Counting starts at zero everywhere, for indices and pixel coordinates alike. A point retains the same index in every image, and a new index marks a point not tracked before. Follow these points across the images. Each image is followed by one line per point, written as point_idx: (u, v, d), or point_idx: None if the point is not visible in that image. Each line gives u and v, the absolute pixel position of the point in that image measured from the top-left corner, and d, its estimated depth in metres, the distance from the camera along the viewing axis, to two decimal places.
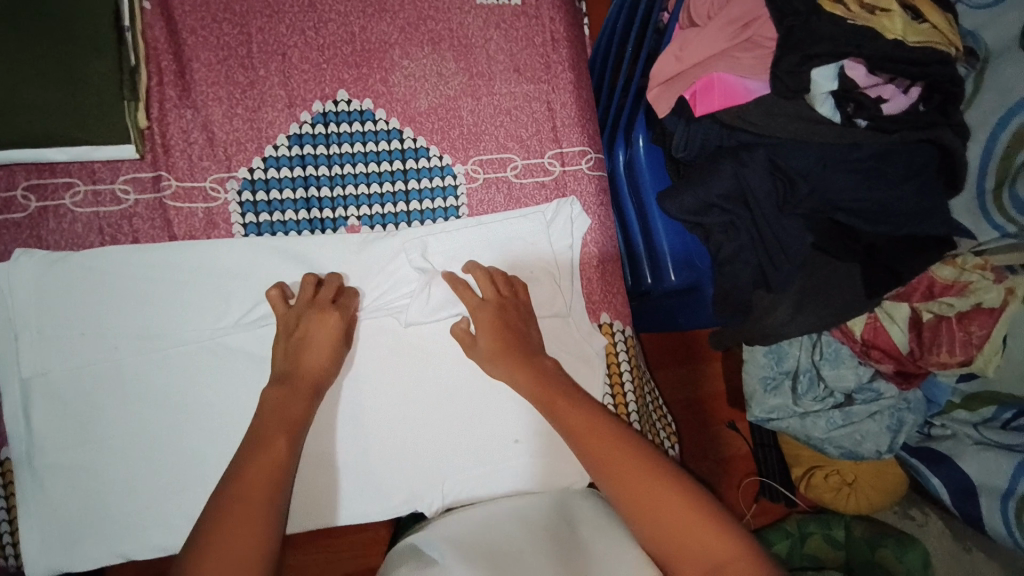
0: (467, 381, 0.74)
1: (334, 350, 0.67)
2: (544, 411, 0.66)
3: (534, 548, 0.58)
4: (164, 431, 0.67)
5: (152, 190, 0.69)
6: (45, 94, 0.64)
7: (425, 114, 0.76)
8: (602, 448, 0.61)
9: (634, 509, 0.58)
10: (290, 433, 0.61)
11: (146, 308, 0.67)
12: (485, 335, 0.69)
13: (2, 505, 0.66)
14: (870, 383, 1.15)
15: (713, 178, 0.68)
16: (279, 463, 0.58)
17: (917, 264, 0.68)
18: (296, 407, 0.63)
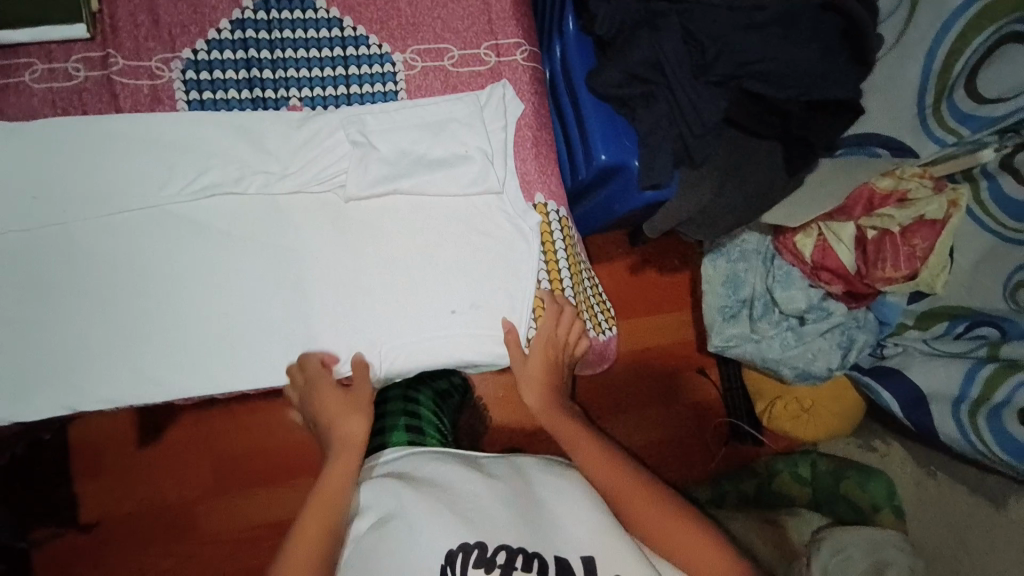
0: (406, 251, 0.77)
1: (346, 418, 0.72)
2: (566, 450, 0.74)
3: (496, 502, 0.63)
4: (112, 291, 0.71)
5: (101, 67, 0.73)
6: None
7: (365, 5, 0.80)
8: (614, 477, 0.70)
9: (651, 536, 0.65)
10: (327, 508, 0.65)
11: (91, 177, 0.71)
12: (536, 362, 0.77)
13: None
14: (820, 303, 1.28)
15: (632, 48, 0.72)
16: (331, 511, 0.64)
17: (821, 127, 0.75)
18: (336, 474, 0.68)
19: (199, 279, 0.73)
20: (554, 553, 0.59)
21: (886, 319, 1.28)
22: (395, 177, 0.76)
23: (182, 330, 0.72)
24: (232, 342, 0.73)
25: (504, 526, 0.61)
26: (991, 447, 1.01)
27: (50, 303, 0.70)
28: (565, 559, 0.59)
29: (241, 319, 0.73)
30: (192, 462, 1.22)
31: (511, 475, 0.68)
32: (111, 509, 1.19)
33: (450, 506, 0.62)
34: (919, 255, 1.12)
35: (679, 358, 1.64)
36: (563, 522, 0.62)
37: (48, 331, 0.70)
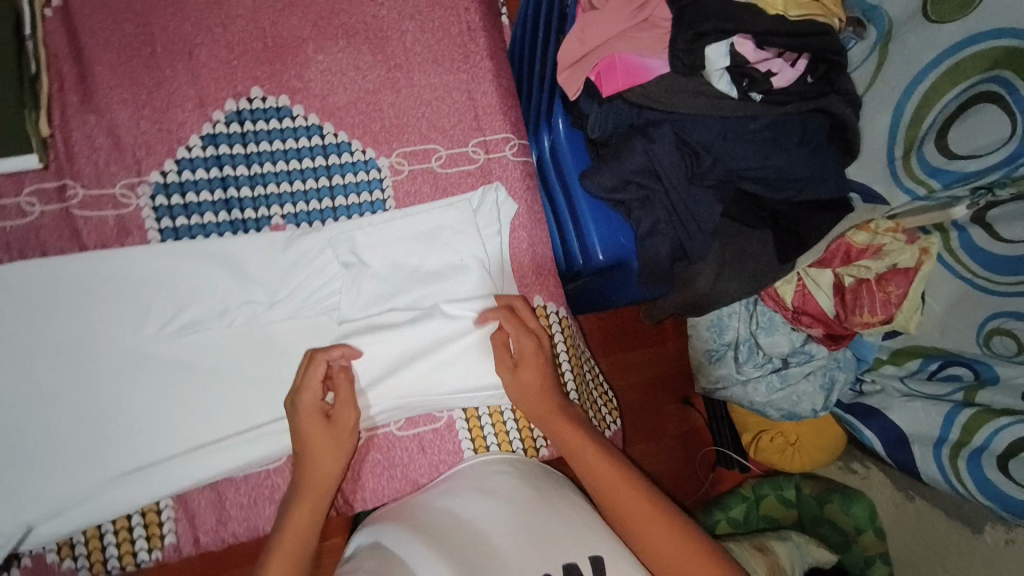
0: (393, 350, 0.73)
1: (347, 408, 0.66)
2: (567, 456, 0.70)
3: (503, 533, 0.58)
4: (79, 442, 0.65)
5: (58, 200, 0.67)
6: None
7: (345, 108, 0.76)
8: (615, 493, 0.66)
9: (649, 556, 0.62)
10: (317, 498, 0.64)
11: (55, 323, 0.65)
12: (527, 360, 0.71)
13: None
14: (803, 347, 1.25)
15: (626, 156, 0.70)
16: (300, 560, 0.60)
17: (816, 225, 0.75)
18: (326, 466, 0.65)
19: (191, 417, 0.68)
20: (560, 565, 0.54)
21: (862, 356, 1.27)
22: (384, 293, 0.74)
23: (172, 478, 0.66)
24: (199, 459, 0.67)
25: (517, 557, 0.54)
26: (974, 493, 1.01)
27: (12, 475, 0.62)
28: (574, 566, 0.55)
29: (224, 442, 0.68)
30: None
31: (526, 501, 0.63)
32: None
33: (454, 542, 0.58)
34: (894, 301, 1.05)
35: (661, 395, 1.61)
36: (565, 542, 0.57)
37: (9, 504, 0.62)
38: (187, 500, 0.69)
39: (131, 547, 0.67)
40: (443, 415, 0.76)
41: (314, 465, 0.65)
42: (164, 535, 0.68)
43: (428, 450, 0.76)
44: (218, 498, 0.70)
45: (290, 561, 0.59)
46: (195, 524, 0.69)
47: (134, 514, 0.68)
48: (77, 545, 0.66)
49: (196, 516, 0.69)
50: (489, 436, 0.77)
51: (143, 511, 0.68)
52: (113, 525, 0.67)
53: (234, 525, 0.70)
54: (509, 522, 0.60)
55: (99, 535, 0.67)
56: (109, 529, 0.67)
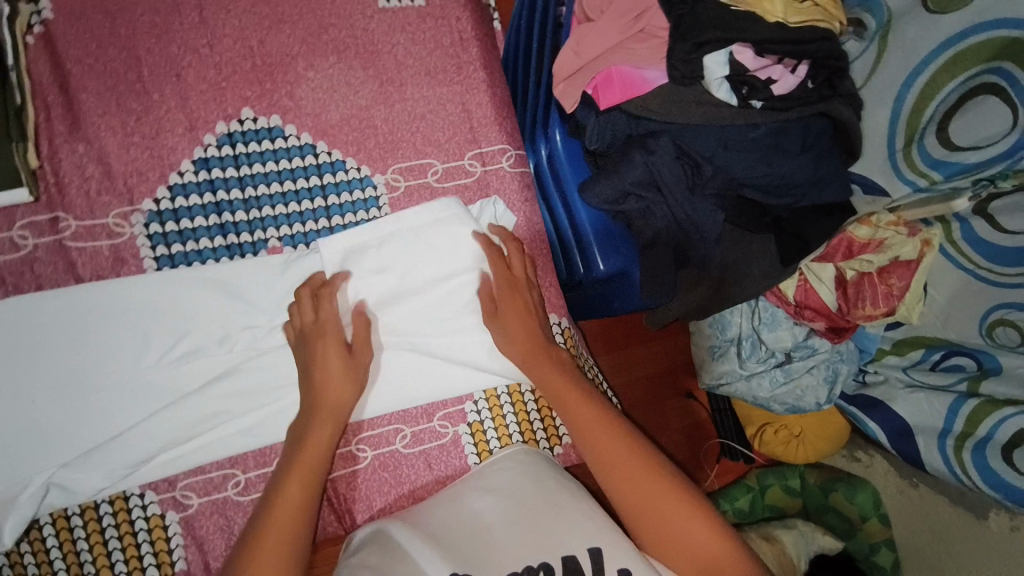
0: (391, 306, 0.74)
1: (357, 342, 0.68)
2: (555, 405, 0.71)
3: (506, 525, 0.61)
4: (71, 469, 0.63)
5: (51, 233, 0.66)
6: None
7: (338, 126, 0.74)
8: (601, 444, 0.68)
9: (630, 505, 0.64)
10: (332, 425, 0.65)
11: (53, 354, 0.64)
12: (511, 309, 0.74)
13: None
14: (806, 341, 1.22)
15: (626, 167, 0.69)
16: (319, 464, 0.63)
17: (819, 228, 0.74)
18: (337, 392, 0.66)
19: (196, 441, 0.66)
20: (560, 556, 0.57)
21: (865, 348, 1.24)
22: (373, 291, 0.73)
23: (170, 450, 0.66)
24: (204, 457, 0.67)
25: (513, 546, 0.58)
26: (976, 481, 0.97)
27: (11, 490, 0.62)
28: (574, 558, 0.57)
29: (219, 423, 0.67)
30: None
31: (524, 486, 0.66)
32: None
33: (454, 535, 0.61)
34: (896, 294, 1.02)
35: (664, 390, 1.60)
36: (562, 530, 0.60)
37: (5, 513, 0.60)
38: (194, 524, 0.66)
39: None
40: (448, 430, 0.76)
41: (326, 397, 0.65)
42: (174, 562, 0.65)
43: (434, 466, 0.74)
44: (227, 523, 0.67)
45: (307, 472, 0.62)
46: (204, 551, 0.66)
47: (144, 542, 0.65)
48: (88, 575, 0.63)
49: (205, 543, 0.66)
50: (491, 439, 0.76)
51: (151, 539, 0.65)
52: (122, 554, 0.64)
53: None
54: (509, 515, 0.62)
55: (109, 564, 0.63)
56: (117, 558, 0.64)
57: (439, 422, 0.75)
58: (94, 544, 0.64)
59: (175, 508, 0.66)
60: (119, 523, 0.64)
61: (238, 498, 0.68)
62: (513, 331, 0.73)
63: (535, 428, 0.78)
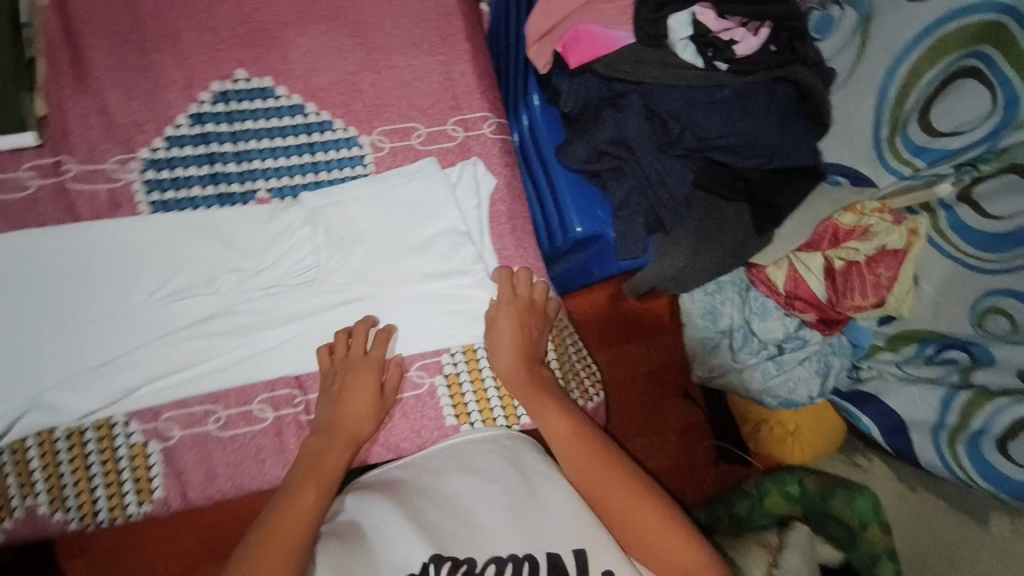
0: (373, 269, 0.76)
1: (373, 400, 0.70)
2: (538, 421, 0.72)
3: (492, 510, 0.62)
4: (62, 390, 0.66)
5: (54, 175, 0.70)
6: None
7: (327, 89, 0.79)
8: (580, 454, 0.68)
9: (611, 514, 0.64)
10: (320, 486, 0.64)
11: (50, 287, 0.67)
12: (503, 325, 0.75)
13: None
14: (796, 332, 1.13)
15: (599, 127, 0.72)
16: (333, 478, 0.65)
17: (790, 192, 0.77)
18: (330, 458, 0.67)
19: (183, 375, 0.70)
20: (545, 551, 0.58)
21: (858, 343, 1.13)
22: (360, 243, 0.76)
23: (158, 390, 0.69)
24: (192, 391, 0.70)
25: (504, 535, 0.60)
26: (973, 478, 0.87)
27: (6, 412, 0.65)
28: (558, 555, 0.58)
29: (203, 365, 0.70)
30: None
31: (516, 476, 0.66)
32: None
33: (440, 511, 0.62)
34: (886, 283, 0.98)
35: (664, 388, 1.53)
36: (550, 517, 0.61)
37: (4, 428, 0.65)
38: (174, 456, 0.69)
39: (120, 499, 0.68)
40: (425, 381, 0.77)
41: (320, 461, 0.66)
42: (153, 488, 0.69)
43: (410, 416, 0.76)
44: (207, 456, 0.70)
45: (321, 481, 0.64)
46: (183, 481, 0.69)
47: (125, 467, 0.68)
48: (72, 493, 0.67)
49: (184, 473, 0.69)
50: (471, 406, 0.77)
51: (133, 464, 0.68)
52: (103, 479, 0.67)
53: (222, 482, 0.70)
54: (496, 500, 0.63)
55: (90, 488, 0.67)
56: (99, 482, 0.67)
57: (416, 371, 0.77)
58: (77, 469, 0.67)
59: (156, 438, 0.69)
60: (102, 449, 0.68)
61: (219, 432, 0.70)
62: (504, 344, 0.75)
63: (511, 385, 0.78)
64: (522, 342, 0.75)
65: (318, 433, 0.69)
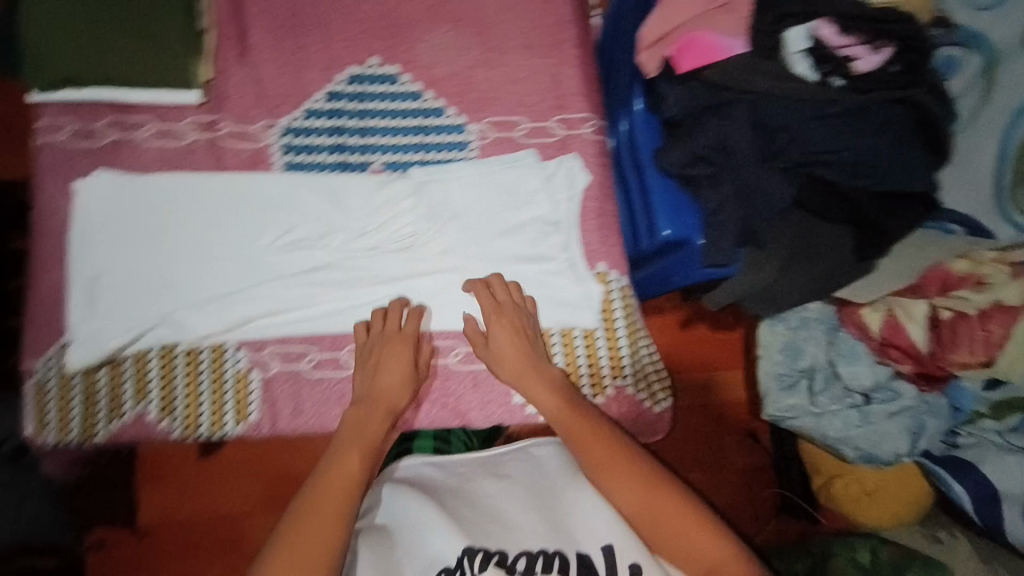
0: (465, 245, 0.81)
1: (407, 374, 0.76)
2: (557, 427, 0.75)
3: (518, 511, 0.69)
4: (192, 312, 0.77)
5: (210, 130, 0.81)
6: (120, 43, 0.76)
7: (445, 79, 0.86)
8: (601, 458, 0.71)
9: (634, 511, 0.68)
10: (363, 454, 0.71)
11: (194, 224, 0.78)
12: (505, 342, 0.77)
13: (53, 373, 0.75)
14: (888, 383, 1.05)
15: (699, 132, 0.74)
16: (374, 445, 0.73)
17: (895, 220, 0.74)
18: (372, 426, 0.74)
19: (289, 316, 0.78)
20: (575, 550, 0.66)
21: (961, 406, 1.02)
22: (457, 220, 0.82)
23: (267, 325, 0.78)
24: (294, 330, 0.78)
25: (529, 532, 0.67)
26: None
27: (144, 324, 0.76)
28: (587, 556, 0.66)
29: (307, 308, 0.79)
30: (178, 485, 1.17)
31: (536, 481, 0.74)
32: (115, 528, 1.15)
33: (471, 509, 0.70)
34: (997, 342, 0.88)
35: (728, 424, 1.46)
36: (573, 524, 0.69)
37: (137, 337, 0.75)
38: (273, 386, 0.78)
39: (222, 417, 0.77)
40: None
41: (360, 430, 0.73)
42: (250, 412, 0.78)
43: (481, 387, 0.80)
44: (299, 391, 0.79)
45: (364, 449, 0.72)
46: (276, 410, 0.78)
47: (230, 390, 0.77)
48: (185, 403, 0.77)
49: (277, 404, 0.78)
50: None
51: (236, 388, 0.78)
52: (209, 397, 0.77)
53: (307, 418, 0.79)
54: (524, 503, 0.70)
55: (197, 404, 0.77)
56: (207, 399, 0.77)
57: None
58: (190, 386, 0.77)
59: (259, 367, 0.78)
60: (213, 369, 0.77)
61: (311, 372, 0.79)
62: (511, 355, 0.77)
63: (580, 370, 0.82)
64: (524, 354, 0.77)
65: (359, 401, 0.75)
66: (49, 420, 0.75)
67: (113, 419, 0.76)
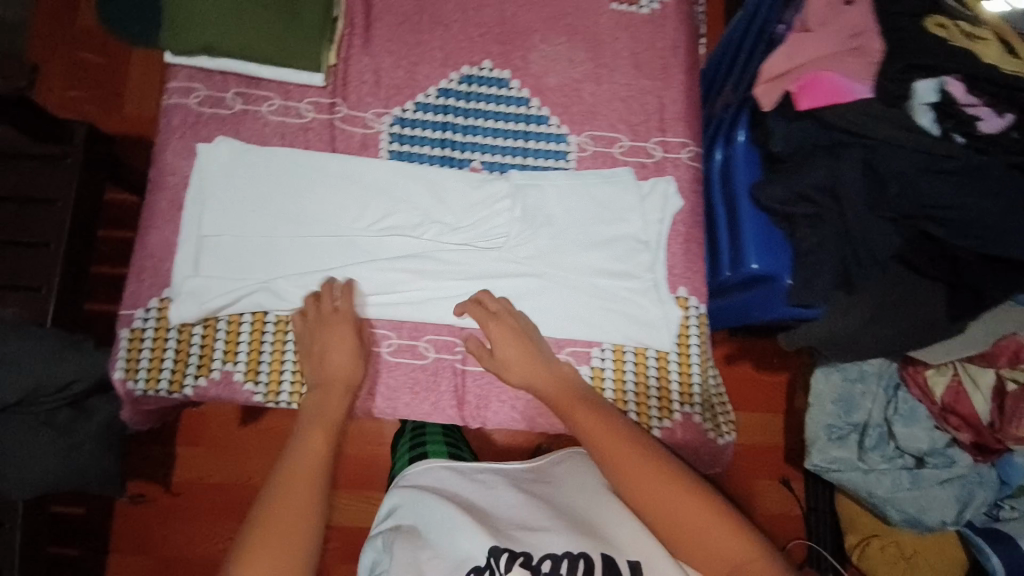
0: (554, 253, 0.83)
1: (353, 353, 0.76)
2: (568, 421, 0.73)
3: (537, 516, 0.67)
4: (286, 281, 0.80)
5: (327, 112, 0.85)
6: (262, 18, 0.81)
7: (552, 90, 0.88)
8: (618, 453, 0.68)
9: (653, 511, 0.64)
10: (325, 434, 0.71)
11: (300, 199, 0.82)
12: (506, 348, 0.76)
13: (150, 322, 0.79)
14: (946, 449, 1.11)
15: (807, 170, 0.74)
16: (335, 423, 0.73)
17: (998, 285, 0.73)
18: (331, 405, 0.74)
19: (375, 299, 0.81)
20: (600, 551, 0.60)
21: (1009, 480, 1.11)
22: (548, 227, 0.83)
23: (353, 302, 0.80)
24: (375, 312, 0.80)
25: (549, 531, 0.64)
26: None
27: (241, 287, 0.80)
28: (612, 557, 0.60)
29: (393, 292, 0.81)
30: (209, 453, 1.20)
31: (555, 496, 0.72)
32: (153, 480, 1.20)
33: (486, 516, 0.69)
34: None
35: (761, 469, 1.43)
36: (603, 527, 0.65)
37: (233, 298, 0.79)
38: None
39: (301, 389, 0.80)
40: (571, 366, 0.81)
41: (317, 411, 0.73)
42: None
43: None
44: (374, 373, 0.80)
45: (326, 430, 0.71)
46: None
47: None
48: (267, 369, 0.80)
49: None
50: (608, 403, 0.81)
51: None
52: (293, 367, 0.80)
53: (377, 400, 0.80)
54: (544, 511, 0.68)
55: (280, 371, 0.80)
56: (289, 369, 0.80)
57: (565, 355, 0.82)
58: (275, 352, 0.80)
59: None
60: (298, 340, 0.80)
61: (388, 355, 0.81)
62: (511, 350, 0.76)
63: (650, 393, 0.81)
64: (527, 358, 0.76)
65: (316, 381, 0.75)
66: (141, 367, 0.78)
67: (198, 375, 0.79)
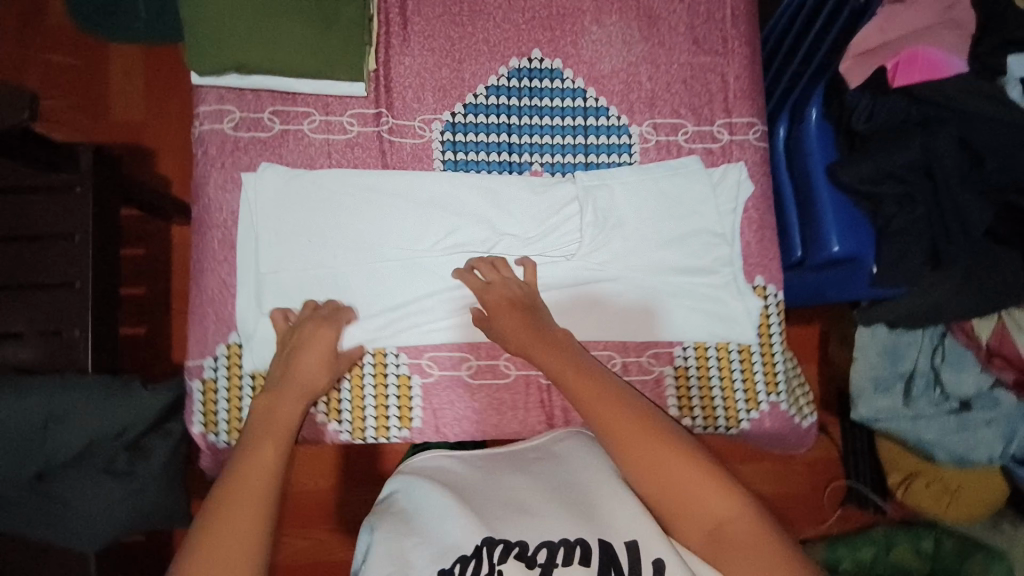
0: (630, 255, 0.80)
1: (330, 356, 0.73)
2: (551, 378, 0.65)
3: (543, 501, 0.58)
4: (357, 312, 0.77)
5: (373, 124, 0.79)
6: (295, 28, 0.73)
7: (608, 77, 0.82)
8: (602, 412, 0.59)
9: (637, 472, 0.56)
10: (276, 444, 0.62)
11: (357, 224, 0.78)
12: (500, 317, 0.72)
13: (223, 372, 0.76)
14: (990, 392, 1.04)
15: (900, 149, 0.72)
16: (287, 431, 0.65)
17: None
18: (282, 408, 0.67)
19: (451, 321, 0.78)
20: (597, 537, 0.51)
21: None
22: (620, 228, 0.80)
23: (427, 328, 0.78)
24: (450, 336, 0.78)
25: (548, 523, 0.54)
26: None
27: None
28: (609, 547, 0.50)
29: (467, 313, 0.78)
30: None
31: (557, 472, 0.63)
32: None
33: (483, 507, 0.58)
34: None
35: None
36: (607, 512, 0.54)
37: None
38: (433, 392, 0.78)
39: (386, 421, 0.78)
40: (655, 369, 0.80)
41: (269, 414, 0.66)
42: (412, 417, 0.78)
43: None
44: (458, 397, 0.79)
45: (274, 438, 0.63)
46: (436, 414, 0.79)
47: (392, 394, 0.78)
48: (350, 406, 0.78)
49: (438, 410, 0.79)
50: (695, 402, 0.80)
51: (399, 393, 0.78)
52: (373, 400, 0.78)
53: (464, 423, 0.79)
54: (553, 498, 0.58)
55: (362, 407, 0.78)
56: (371, 403, 0.78)
57: (648, 358, 0.80)
58: (354, 387, 0.78)
59: (419, 372, 0.78)
60: (375, 372, 0.78)
61: (469, 378, 0.79)
62: (507, 318, 0.71)
63: (736, 387, 0.81)
64: (524, 321, 0.71)
65: (277, 382, 0.69)
66: (219, 419, 0.76)
67: None
